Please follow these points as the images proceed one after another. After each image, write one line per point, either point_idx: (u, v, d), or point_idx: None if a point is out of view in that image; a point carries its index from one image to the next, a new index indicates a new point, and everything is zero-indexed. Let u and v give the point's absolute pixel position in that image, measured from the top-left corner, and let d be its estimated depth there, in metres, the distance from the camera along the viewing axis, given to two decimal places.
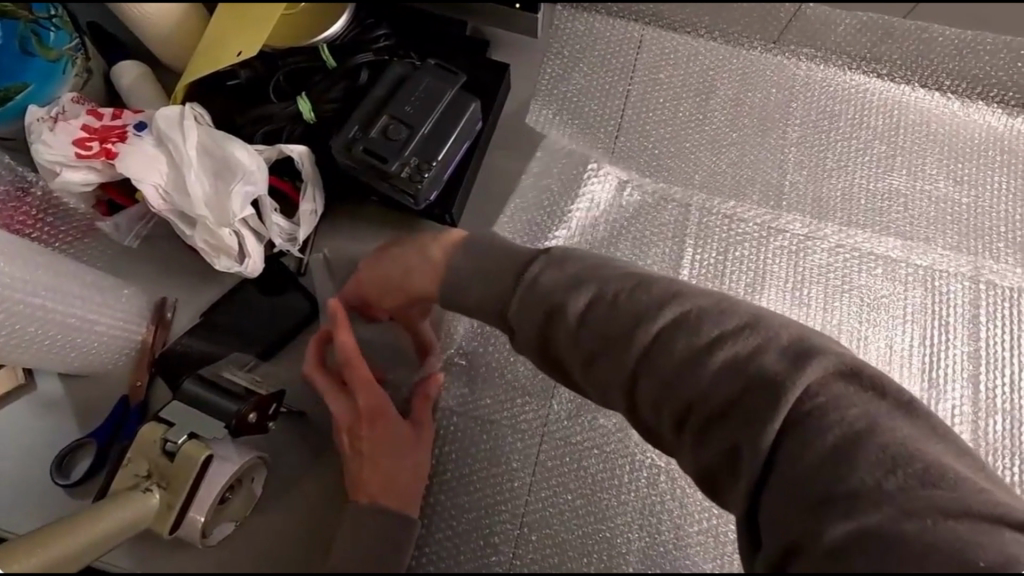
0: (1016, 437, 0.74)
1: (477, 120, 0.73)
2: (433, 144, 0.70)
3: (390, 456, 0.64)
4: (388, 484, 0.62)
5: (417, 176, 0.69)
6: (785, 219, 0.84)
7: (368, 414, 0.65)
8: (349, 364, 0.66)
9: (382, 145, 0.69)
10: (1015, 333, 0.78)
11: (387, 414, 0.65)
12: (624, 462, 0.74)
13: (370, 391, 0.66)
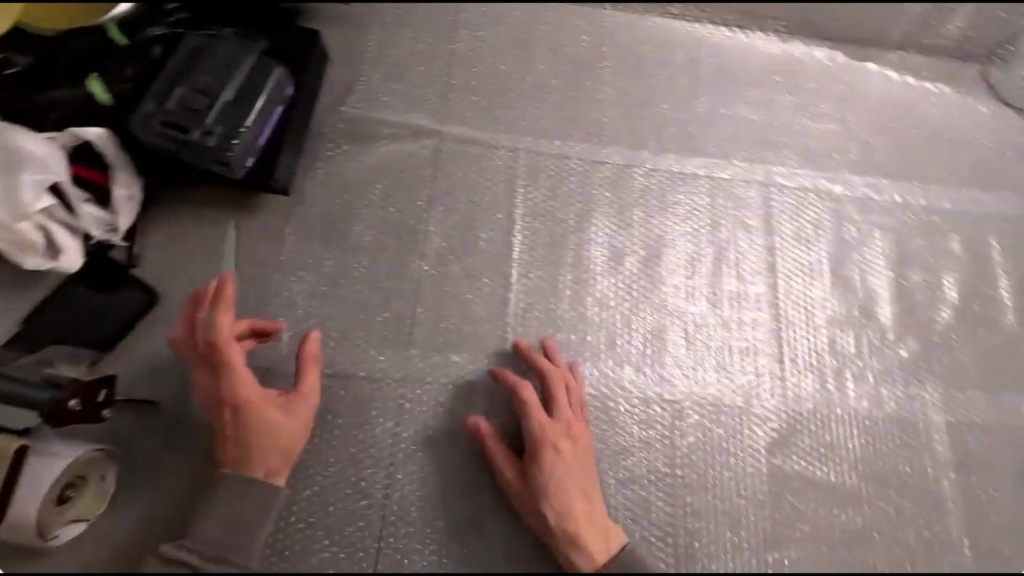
0: (808, 311, 0.87)
1: (283, 83, 0.78)
2: (238, 111, 0.75)
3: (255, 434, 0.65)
4: (256, 460, 0.64)
5: (227, 143, 0.74)
6: (607, 153, 0.92)
7: (234, 398, 0.66)
8: (219, 351, 0.67)
9: (182, 117, 0.73)
10: (803, 225, 0.91)
11: (257, 398, 0.66)
12: (482, 394, 0.77)
13: (239, 379, 0.66)
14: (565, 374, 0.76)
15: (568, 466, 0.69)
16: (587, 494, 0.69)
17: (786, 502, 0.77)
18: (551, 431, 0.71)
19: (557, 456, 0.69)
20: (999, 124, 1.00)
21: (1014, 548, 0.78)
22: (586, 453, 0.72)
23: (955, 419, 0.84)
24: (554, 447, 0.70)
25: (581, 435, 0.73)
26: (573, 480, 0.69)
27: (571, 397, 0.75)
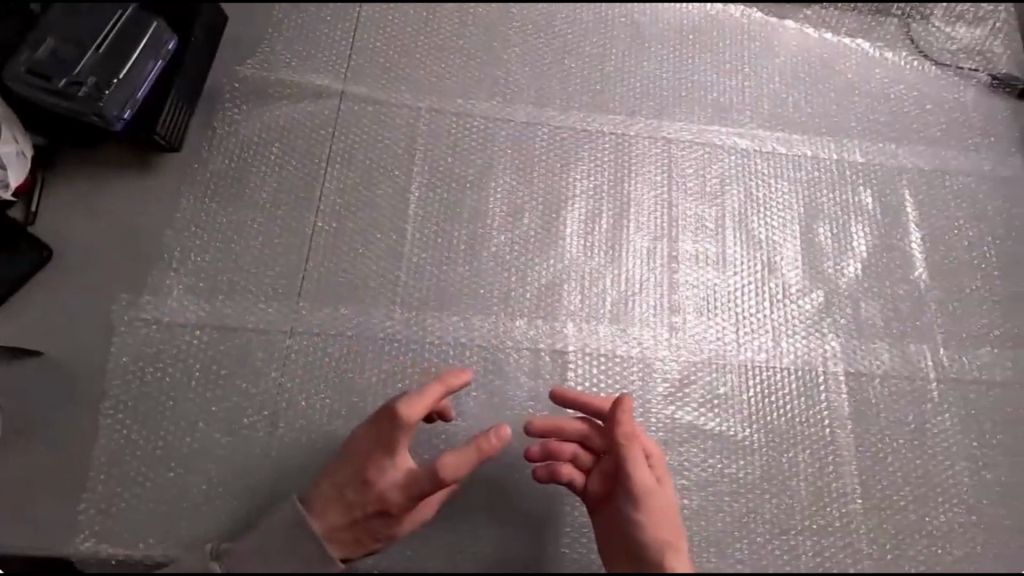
0: (705, 265, 0.87)
1: (158, 37, 0.82)
2: (108, 64, 0.78)
3: (367, 532, 0.62)
4: (349, 548, 0.63)
5: (96, 93, 0.77)
6: (511, 112, 0.91)
7: (388, 495, 0.61)
8: (400, 438, 0.63)
9: (54, 69, 0.77)
10: (706, 180, 0.91)
11: (400, 501, 0.61)
12: (370, 346, 0.78)
13: (399, 475, 0.62)
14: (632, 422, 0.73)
15: (656, 513, 0.63)
16: (679, 544, 0.62)
17: (674, 453, 0.77)
18: (643, 472, 0.65)
19: (651, 501, 0.63)
20: (916, 79, 0.99)
21: (907, 498, 0.78)
22: (671, 503, 0.66)
23: (855, 371, 0.83)
24: (646, 491, 0.63)
25: (664, 480, 0.68)
26: (664, 528, 0.62)
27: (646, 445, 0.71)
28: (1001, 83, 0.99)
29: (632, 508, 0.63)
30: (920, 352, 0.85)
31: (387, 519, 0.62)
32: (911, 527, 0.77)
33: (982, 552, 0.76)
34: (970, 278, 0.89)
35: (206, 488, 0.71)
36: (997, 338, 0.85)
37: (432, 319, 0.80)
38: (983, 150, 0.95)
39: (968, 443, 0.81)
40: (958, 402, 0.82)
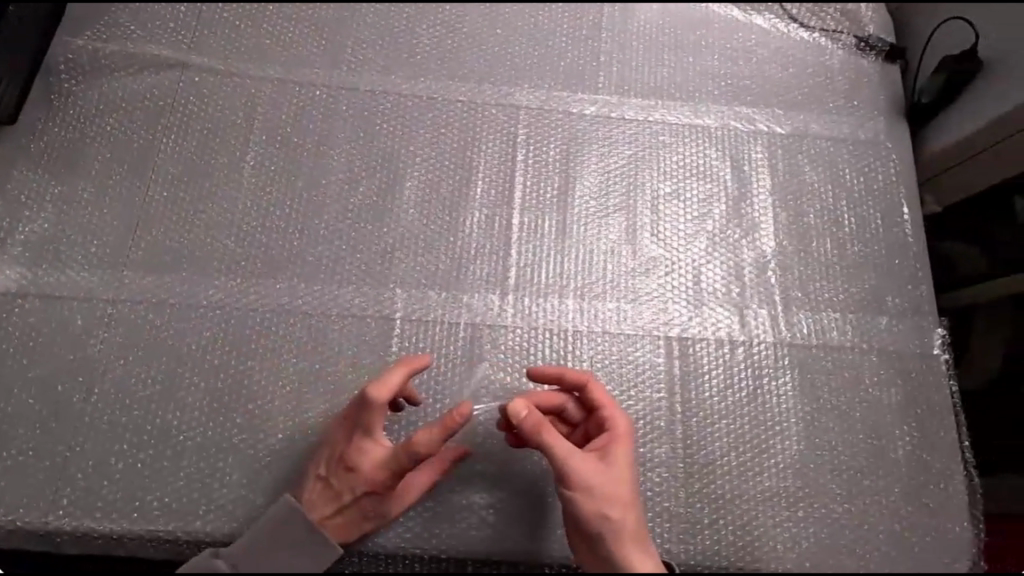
0: (545, 232, 0.86)
1: None
2: None
3: (359, 515, 0.67)
4: (346, 533, 0.67)
5: None
6: (358, 80, 0.90)
7: (369, 474, 0.65)
8: (374, 420, 0.67)
9: None
10: (552, 147, 0.90)
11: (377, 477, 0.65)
12: (193, 314, 0.78)
13: (375, 455, 0.66)
14: (607, 397, 0.70)
15: (611, 499, 0.63)
16: (625, 521, 0.63)
17: (492, 418, 0.76)
18: (580, 456, 0.65)
19: (591, 483, 0.63)
20: (780, 43, 0.98)
21: (733, 462, 0.77)
22: (627, 480, 0.65)
23: (692, 336, 0.82)
24: (581, 475, 0.64)
25: (621, 458, 0.66)
26: (607, 507, 0.63)
27: (614, 422, 0.68)
28: (867, 45, 0.98)
29: (569, 490, 0.64)
30: (759, 317, 0.83)
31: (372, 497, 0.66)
32: (735, 491, 0.76)
33: (806, 516, 0.75)
34: (819, 242, 0.87)
35: (16, 452, 0.71)
36: (839, 303, 0.85)
37: (255, 287, 0.80)
38: (842, 115, 0.95)
39: (802, 407, 0.80)
40: (795, 366, 0.81)
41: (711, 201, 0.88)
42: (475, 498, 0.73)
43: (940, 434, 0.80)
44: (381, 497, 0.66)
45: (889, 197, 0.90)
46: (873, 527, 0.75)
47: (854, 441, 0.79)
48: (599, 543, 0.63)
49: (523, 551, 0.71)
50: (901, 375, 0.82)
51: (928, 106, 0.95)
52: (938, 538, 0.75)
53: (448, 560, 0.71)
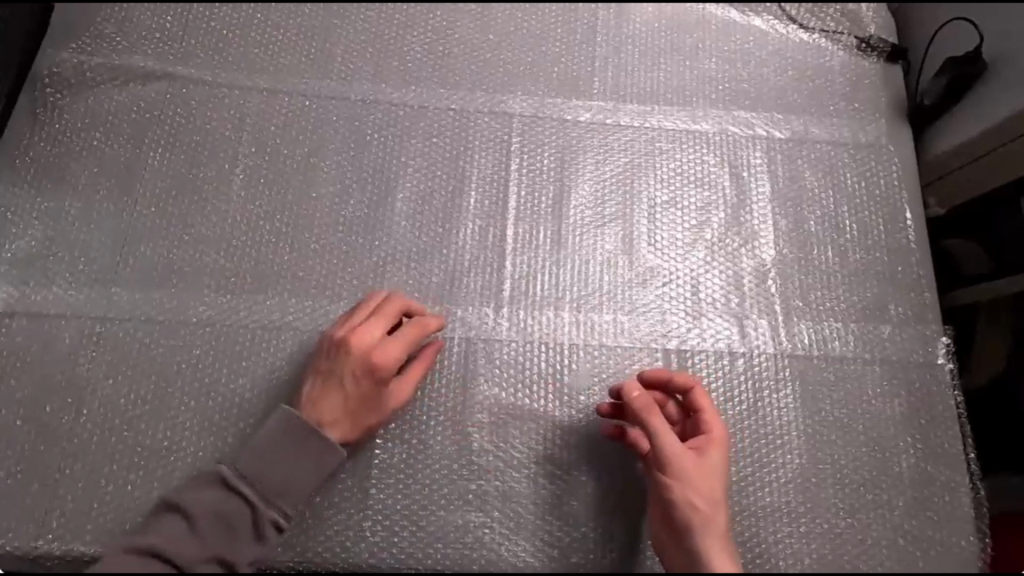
0: (539, 242, 0.84)
1: None
2: None
3: (354, 411, 0.68)
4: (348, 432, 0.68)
5: None
6: (348, 89, 0.89)
7: (359, 360, 0.68)
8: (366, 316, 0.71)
9: None
10: (546, 155, 0.88)
11: (359, 382, 0.68)
12: (182, 332, 0.77)
13: (367, 346, 0.69)
14: (709, 402, 0.70)
15: (702, 495, 0.63)
16: (713, 517, 0.62)
17: (487, 435, 0.75)
18: (679, 448, 0.65)
19: (688, 475, 0.64)
20: (778, 45, 0.96)
21: (733, 477, 0.75)
22: (717, 479, 0.65)
23: (690, 348, 0.80)
24: (680, 468, 0.64)
25: (716, 460, 0.65)
26: (699, 500, 0.63)
27: (712, 426, 0.68)
28: (869, 45, 0.96)
29: (663, 475, 0.65)
30: (759, 328, 0.81)
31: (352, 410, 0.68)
32: (734, 507, 0.74)
33: (808, 531, 0.74)
34: (820, 250, 0.85)
35: (5, 474, 0.70)
36: (841, 312, 0.83)
37: (244, 303, 0.78)
38: (842, 118, 0.93)
39: (804, 419, 0.78)
40: (796, 378, 0.80)
41: (709, 208, 0.87)
42: (471, 516, 0.72)
43: (945, 446, 0.78)
44: (381, 394, 0.69)
45: (892, 202, 0.88)
46: (877, 541, 0.74)
47: (857, 454, 0.77)
48: (685, 536, 0.63)
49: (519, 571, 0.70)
50: (905, 386, 0.80)
51: (932, 108, 0.92)
52: (942, 553, 0.74)
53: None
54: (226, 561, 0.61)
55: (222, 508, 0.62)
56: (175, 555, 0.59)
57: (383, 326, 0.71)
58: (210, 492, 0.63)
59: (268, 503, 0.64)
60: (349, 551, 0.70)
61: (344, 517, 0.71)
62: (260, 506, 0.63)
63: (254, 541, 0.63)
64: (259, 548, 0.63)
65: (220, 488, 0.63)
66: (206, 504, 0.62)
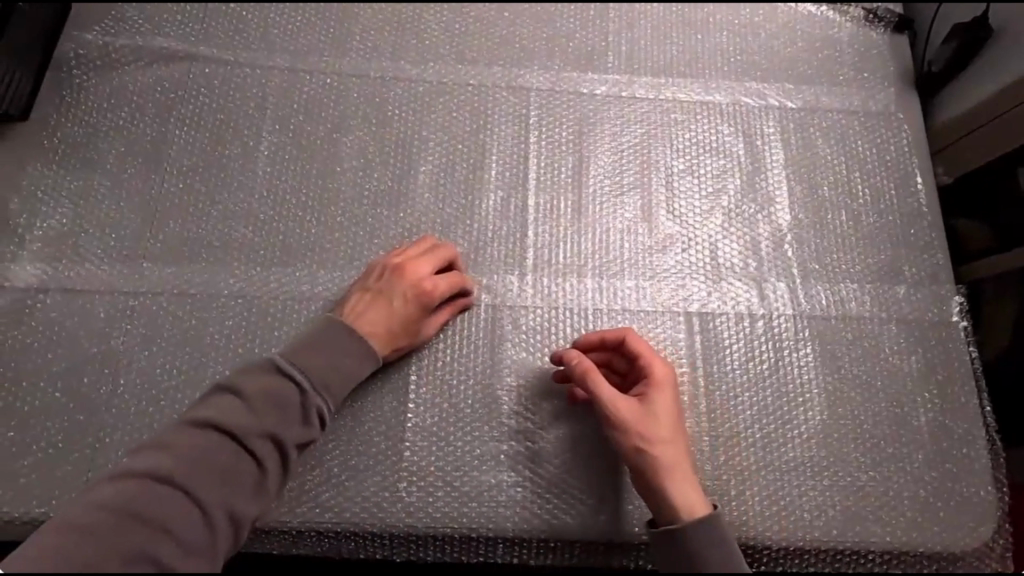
0: (560, 211, 0.86)
1: None
2: None
3: (394, 337, 0.74)
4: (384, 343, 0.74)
5: None
6: (367, 67, 0.90)
7: (399, 326, 0.74)
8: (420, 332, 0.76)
9: None
10: (563, 127, 0.90)
11: (410, 306, 0.74)
12: (214, 305, 0.78)
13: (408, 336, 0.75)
14: (644, 345, 0.73)
15: (661, 439, 0.66)
16: (680, 461, 0.65)
17: (516, 397, 0.76)
18: (621, 401, 0.68)
19: (648, 413, 0.67)
20: (787, 18, 0.99)
21: (758, 434, 0.77)
22: (675, 413, 0.68)
23: (712, 311, 0.82)
24: (623, 408, 0.68)
25: (666, 403, 0.68)
26: (666, 443, 0.66)
27: (653, 368, 0.70)
28: (876, 16, 0.98)
29: (616, 431, 0.67)
30: (778, 290, 0.83)
31: (410, 329, 0.75)
32: (760, 462, 0.76)
33: (831, 484, 0.75)
34: (834, 214, 0.87)
35: (46, 445, 0.71)
36: (856, 274, 0.85)
37: (274, 274, 0.80)
38: (852, 87, 0.95)
39: (824, 377, 0.80)
40: (815, 338, 0.81)
41: (724, 175, 0.89)
42: (503, 476, 0.73)
43: (961, 400, 0.80)
44: (415, 333, 0.75)
45: (902, 168, 0.91)
46: (899, 492, 0.76)
47: (877, 409, 0.79)
48: (647, 476, 0.65)
49: (552, 528, 0.71)
50: (921, 344, 0.82)
51: (938, 75, 0.95)
52: (962, 502, 0.76)
53: (479, 539, 0.71)
54: (280, 440, 0.64)
55: (273, 390, 0.65)
56: (236, 427, 0.62)
57: (433, 265, 0.77)
58: (261, 375, 0.66)
59: (318, 392, 0.68)
60: (386, 511, 0.71)
61: (379, 479, 0.72)
62: (311, 394, 0.67)
63: (303, 425, 0.66)
64: (307, 434, 0.66)
65: (273, 373, 0.66)
66: (256, 386, 0.65)
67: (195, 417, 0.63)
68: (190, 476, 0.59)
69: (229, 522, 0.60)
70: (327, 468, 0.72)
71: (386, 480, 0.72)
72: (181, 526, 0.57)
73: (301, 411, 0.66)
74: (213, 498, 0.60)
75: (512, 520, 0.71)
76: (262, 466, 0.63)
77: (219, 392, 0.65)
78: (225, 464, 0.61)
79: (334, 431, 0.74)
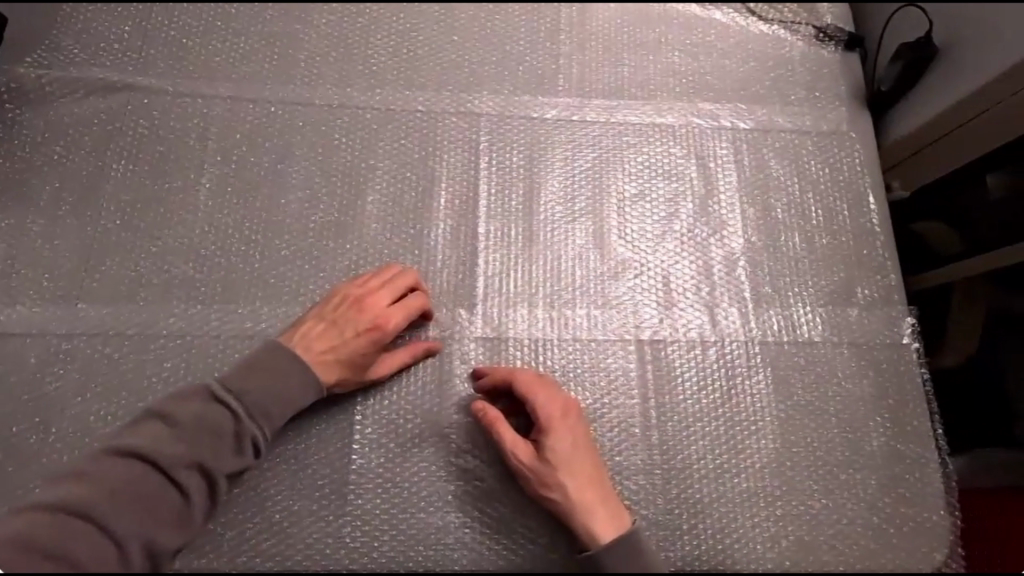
0: (511, 239, 0.84)
1: None
2: None
3: (342, 368, 0.72)
4: (332, 373, 0.71)
5: None
6: (312, 94, 0.88)
7: (348, 358, 0.72)
8: (371, 364, 0.74)
9: None
10: (513, 152, 0.88)
11: (361, 339, 0.73)
12: (151, 346, 0.76)
13: (356, 368, 0.73)
14: (533, 382, 0.73)
15: (567, 478, 0.68)
16: (589, 494, 0.68)
17: (464, 434, 0.75)
18: (521, 448, 0.70)
19: (547, 457, 0.69)
20: (739, 37, 0.98)
21: (710, 465, 0.76)
22: (574, 445, 0.70)
23: (664, 338, 0.81)
24: (524, 456, 0.70)
25: (562, 441, 0.70)
26: (570, 479, 0.68)
27: (545, 408, 0.71)
28: (826, 35, 0.98)
29: (523, 477, 0.70)
30: (730, 316, 0.82)
31: (355, 363, 0.73)
32: (712, 494, 0.75)
33: (785, 514, 0.75)
34: (787, 237, 0.87)
35: None
36: (809, 297, 0.84)
37: (215, 312, 0.78)
38: (805, 107, 0.94)
39: (777, 404, 0.79)
40: (768, 363, 0.81)
41: (676, 198, 0.88)
42: (451, 517, 0.71)
43: (914, 424, 0.80)
44: (366, 364, 0.73)
45: (855, 188, 0.90)
46: (853, 520, 0.75)
47: (831, 435, 0.78)
48: (563, 515, 0.68)
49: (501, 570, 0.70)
50: (873, 366, 0.82)
51: (889, 94, 0.95)
52: (916, 528, 0.75)
53: None
54: (208, 469, 0.62)
55: (205, 418, 0.64)
56: (161, 456, 0.61)
57: (392, 296, 0.76)
58: (195, 403, 0.65)
59: (253, 418, 0.66)
60: (330, 557, 0.69)
61: (323, 524, 0.70)
62: (245, 420, 0.65)
63: (235, 454, 0.65)
64: (239, 463, 0.65)
65: (207, 399, 0.65)
66: (188, 413, 0.64)
67: (121, 446, 0.62)
68: (109, 508, 0.59)
69: (147, 557, 0.59)
70: (269, 515, 0.70)
71: (329, 525, 0.70)
72: (94, 562, 0.56)
73: (233, 439, 0.64)
74: (129, 531, 0.58)
75: (460, 562, 0.70)
76: (188, 497, 0.62)
77: (151, 420, 0.64)
78: (147, 495, 0.60)
79: (276, 475, 0.72)
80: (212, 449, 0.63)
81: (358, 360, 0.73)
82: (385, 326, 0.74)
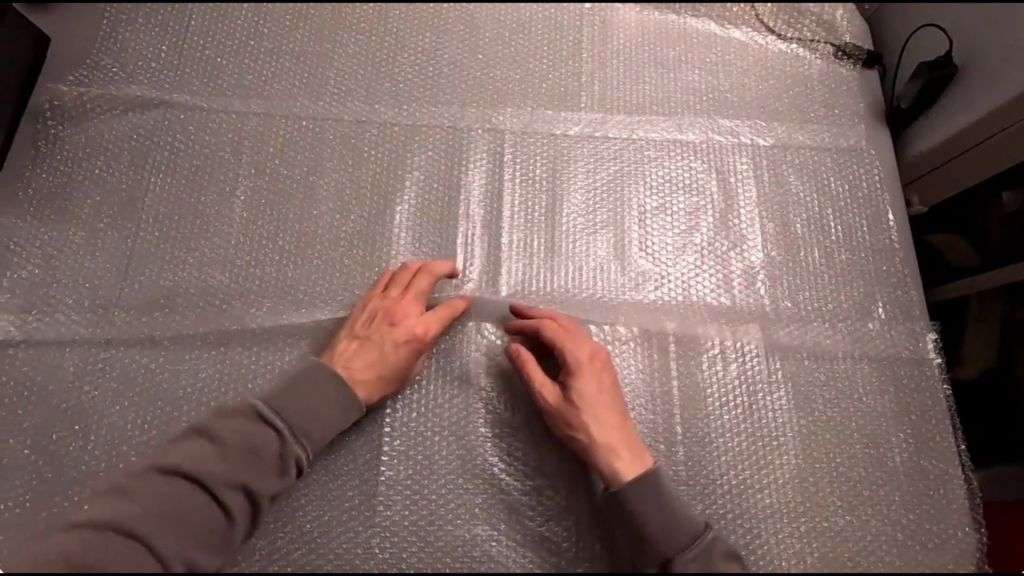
0: (534, 251, 0.86)
1: None
2: None
3: (382, 380, 0.74)
4: (371, 385, 0.73)
5: None
6: (342, 110, 0.91)
7: (386, 370, 0.74)
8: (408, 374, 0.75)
9: None
10: (535, 166, 0.90)
11: (398, 350, 0.74)
12: (185, 357, 0.77)
13: (393, 379, 0.74)
14: (563, 329, 0.77)
15: (593, 417, 0.71)
16: (613, 434, 0.70)
17: (491, 446, 0.76)
18: (549, 388, 0.74)
19: (573, 397, 0.72)
20: (758, 56, 1.00)
21: (733, 480, 0.76)
22: (600, 389, 0.73)
23: (687, 353, 0.82)
24: (552, 396, 0.73)
25: (588, 382, 0.73)
26: (594, 419, 0.71)
27: (573, 351, 0.75)
28: (844, 53, 1.00)
29: (550, 416, 0.73)
30: (752, 330, 0.83)
31: (393, 374, 0.74)
32: (735, 509, 0.75)
33: (809, 530, 0.75)
34: (807, 252, 0.88)
35: (13, 504, 0.71)
36: (830, 313, 0.85)
37: (247, 324, 0.79)
38: (824, 124, 0.95)
39: (799, 419, 0.80)
40: (789, 378, 0.81)
41: (696, 212, 0.89)
42: (478, 529, 0.72)
43: (937, 440, 0.80)
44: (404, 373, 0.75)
45: (875, 205, 0.91)
46: (877, 537, 0.75)
47: (854, 451, 0.79)
48: (587, 453, 0.71)
49: None
50: (895, 383, 0.82)
51: (908, 112, 0.96)
52: (941, 545, 0.75)
53: None
54: (250, 491, 0.64)
55: (249, 438, 0.65)
56: (205, 476, 0.63)
57: (421, 308, 0.78)
58: (240, 422, 0.66)
59: (296, 439, 0.68)
60: (359, 568, 0.70)
61: (352, 534, 0.71)
62: (289, 440, 0.67)
63: (278, 476, 0.66)
64: (282, 483, 0.66)
65: (253, 419, 0.67)
66: (233, 432, 0.65)
67: (165, 464, 0.63)
68: (153, 527, 0.60)
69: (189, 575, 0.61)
70: (299, 525, 0.72)
71: (360, 536, 0.71)
72: None
73: (275, 460, 0.66)
74: (173, 551, 0.60)
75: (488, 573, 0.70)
76: (230, 518, 0.63)
77: (194, 438, 0.66)
78: (190, 515, 0.61)
79: (307, 485, 0.73)
80: (256, 471, 0.64)
81: (394, 370, 0.74)
82: (421, 338, 0.76)
